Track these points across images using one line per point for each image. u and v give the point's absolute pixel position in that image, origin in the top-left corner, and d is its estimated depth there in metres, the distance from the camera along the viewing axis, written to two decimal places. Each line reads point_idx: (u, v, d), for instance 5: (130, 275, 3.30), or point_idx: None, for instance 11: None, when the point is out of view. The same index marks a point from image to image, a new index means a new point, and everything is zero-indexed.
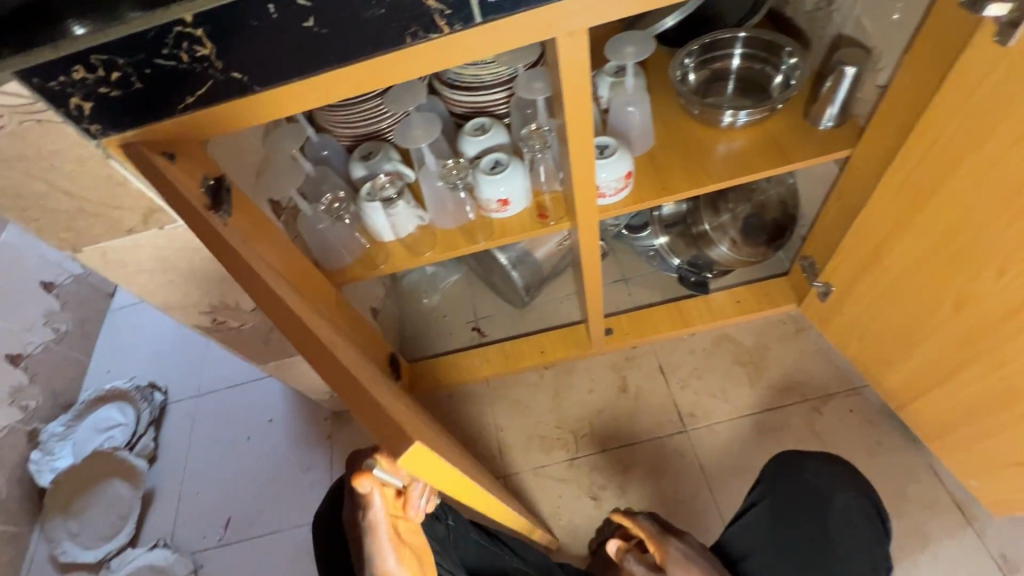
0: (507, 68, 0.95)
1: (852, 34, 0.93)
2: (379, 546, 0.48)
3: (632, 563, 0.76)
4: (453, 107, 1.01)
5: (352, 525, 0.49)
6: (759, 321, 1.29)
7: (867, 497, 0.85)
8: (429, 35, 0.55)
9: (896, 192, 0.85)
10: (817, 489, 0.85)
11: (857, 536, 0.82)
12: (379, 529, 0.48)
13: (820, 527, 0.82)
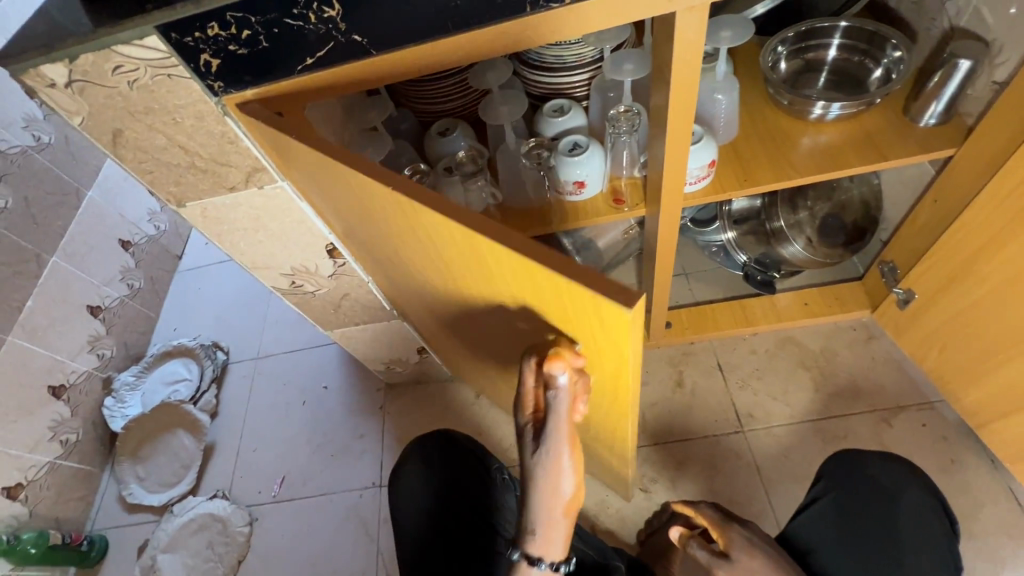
0: (591, 49, 0.94)
1: (967, 27, 0.87)
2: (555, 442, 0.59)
3: (695, 549, 0.73)
4: (531, 87, 1.00)
5: (530, 409, 0.60)
6: (828, 326, 1.25)
7: (933, 494, 0.81)
8: (549, 4, 0.55)
9: (1005, 197, 0.80)
10: (880, 487, 0.82)
11: (925, 535, 0.78)
12: (559, 426, 0.58)
13: (887, 527, 0.79)
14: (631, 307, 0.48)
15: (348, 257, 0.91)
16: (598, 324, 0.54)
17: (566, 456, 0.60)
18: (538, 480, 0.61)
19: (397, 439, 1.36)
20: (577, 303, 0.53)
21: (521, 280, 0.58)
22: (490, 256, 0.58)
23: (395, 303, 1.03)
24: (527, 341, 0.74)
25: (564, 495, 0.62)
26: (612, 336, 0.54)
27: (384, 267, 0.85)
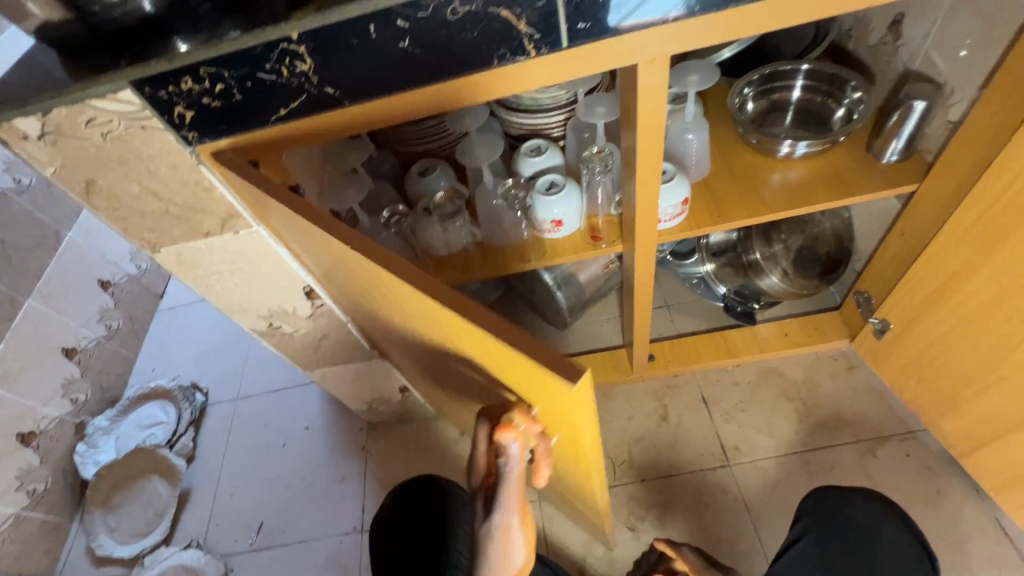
0: (566, 92, 0.96)
1: (920, 70, 0.92)
2: (501, 512, 0.61)
3: None
4: (510, 128, 1.03)
5: (483, 473, 0.63)
6: (809, 356, 1.26)
7: (909, 529, 0.81)
8: (516, 58, 0.56)
9: (967, 231, 0.83)
10: (860, 524, 0.82)
11: (905, 573, 0.78)
12: (511, 488, 0.60)
13: (868, 564, 0.78)
14: (574, 382, 0.49)
15: (325, 298, 0.91)
16: (548, 395, 0.56)
17: (509, 528, 0.62)
18: (482, 547, 0.62)
19: (379, 481, 1.33)
20: (527, 373, 0.54)
21: (483, 351, 0.59)
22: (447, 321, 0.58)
23: (375, 343, 1.02)
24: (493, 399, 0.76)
25: (506, 568, 0.63)
26: (567, 408, 0.56)
27: (359, 305, 0.84)
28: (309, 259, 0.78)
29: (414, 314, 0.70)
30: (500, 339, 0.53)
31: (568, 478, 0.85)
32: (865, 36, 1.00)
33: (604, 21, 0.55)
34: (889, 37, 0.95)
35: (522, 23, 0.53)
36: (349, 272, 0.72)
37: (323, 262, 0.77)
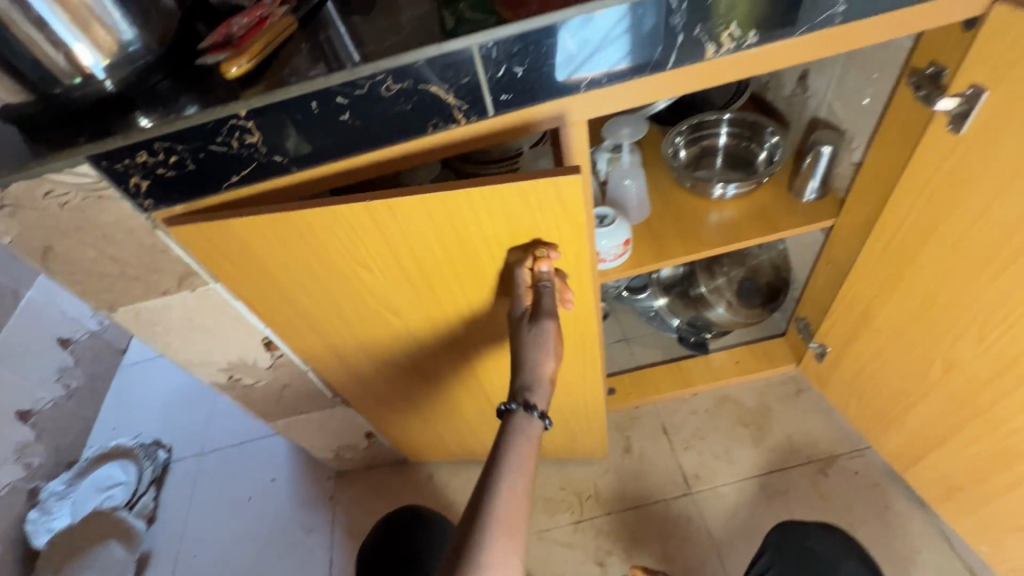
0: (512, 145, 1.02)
1: (826, 118, 1.02)
2: (548, 313, 0.71)
3: None
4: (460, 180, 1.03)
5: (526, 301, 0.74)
6: (760, 382, 1.31)
7: (867, 565, 0.84)
8: (448, 125, 0.62)
9: (878, 260, 0.91)
10: (820, 556, 0.86)
11: None
12: (548, 301, 0.72)
13: None
14: (574, 176, 0.64)
15: (284, 348, 0.93)
16: (556, 218, 0.68)
17: (553, 329, 0.71)
18: (529, 348, 0.70)
19: (348, 530, 1.31)
20: (538, 204, 0.66)
21: (487, 223, 0.68)
22: (446, 212, 0.66)
23: (336, 391, 1.04)
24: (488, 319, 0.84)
25: (548, 368, 0.70)
26: (567, 226, 0.69)
27: (331, 343, 0.88)
28: (275, 308, 0.80)
29: (410, 275, 0.75)
30: (518, 184, 0.64)
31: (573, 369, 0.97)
32: (779, 88, 1.11)
33: (525, 92, 0.61)
34: (798, 89, 1.06)
35: (450, 97, 0.60)
36: (336, 279, 0.75)
37: (301, 301, 0.79)
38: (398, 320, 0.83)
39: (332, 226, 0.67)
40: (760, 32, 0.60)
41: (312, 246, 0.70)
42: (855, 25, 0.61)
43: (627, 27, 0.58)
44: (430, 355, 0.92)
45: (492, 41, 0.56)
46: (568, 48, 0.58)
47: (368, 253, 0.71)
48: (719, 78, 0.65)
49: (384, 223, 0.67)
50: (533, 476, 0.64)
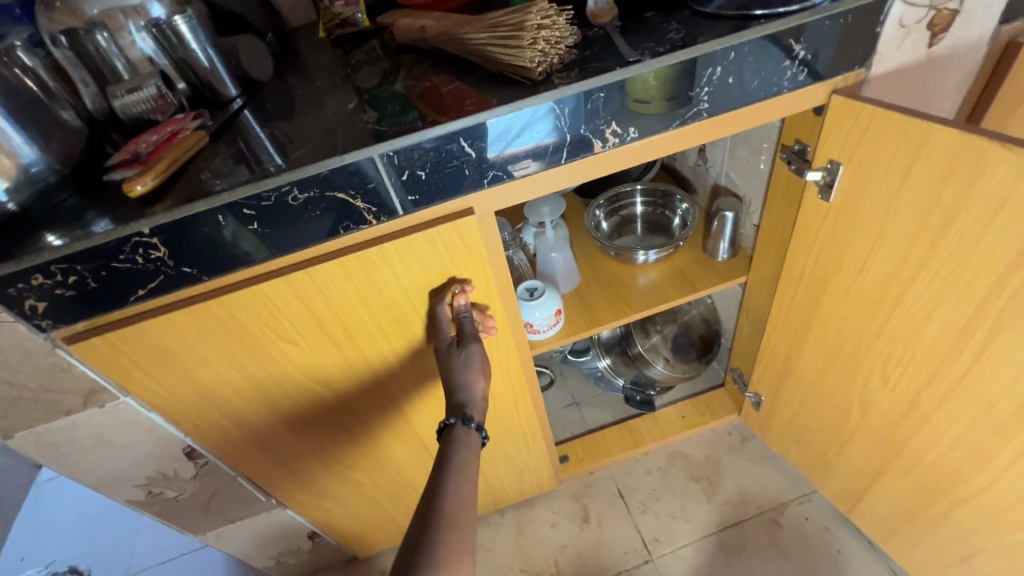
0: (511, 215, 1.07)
1: (726, 184, 1.12)
2: (472, 336, 0.73)
3: None
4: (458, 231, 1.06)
5: (449, 333, 0.74)
6: (706, 434, 1.33)
7: None
8: (360, 227, 0.65)
9: (787, 312, 0.97)
10: None
11: None
12: (471, 328, 0.73)
13: None
14: (472, 213, 0.67)
15: (209, 455, 0.87)
16: (464, 259, 0.70)
17: (479, 351, 0.73)
18: (459, 372, 0.71)
19: None
20: (445, 248, 0.68)
21: (400, 276, 0.69)
22: (361, 273, 0.67)
23: (270, 493, 0.98)
24: (413, 370, 0.83)
25: (480, 387, 0.71)
26: (476, 265, 0.71)
27: (265, 439, 0.85)
28: (197, 412, 0.77)
29: (336, 339, 0.74)
30: (423, 232, 0.66)
31: (505, 405, 0.97)
32: (685, 159, 1.22)
33: (431, 192, 0.64)
34: (700, 161, 1.17)
35: (358, 202, 0.63)
36: (262, 360, 0.74)
37: (228, 397, 0.77)
38: (333, 395, 0.82)
39: (249, 303, 0.66)
40: (639, 127, 0.67)
41: (233, 331, 0.69)
42: (721, 117, 0.69)
43: (548, 112, 0.62)
44: (372, 428, 0.91)
45: (392, 150, 0.60)
46: (500, 129, 0.62)
47: (290, 324, 0.70)
48: (612, 166, 0.71)
49: (304, 291, 0.67)
50: (478, 482, 0.63)
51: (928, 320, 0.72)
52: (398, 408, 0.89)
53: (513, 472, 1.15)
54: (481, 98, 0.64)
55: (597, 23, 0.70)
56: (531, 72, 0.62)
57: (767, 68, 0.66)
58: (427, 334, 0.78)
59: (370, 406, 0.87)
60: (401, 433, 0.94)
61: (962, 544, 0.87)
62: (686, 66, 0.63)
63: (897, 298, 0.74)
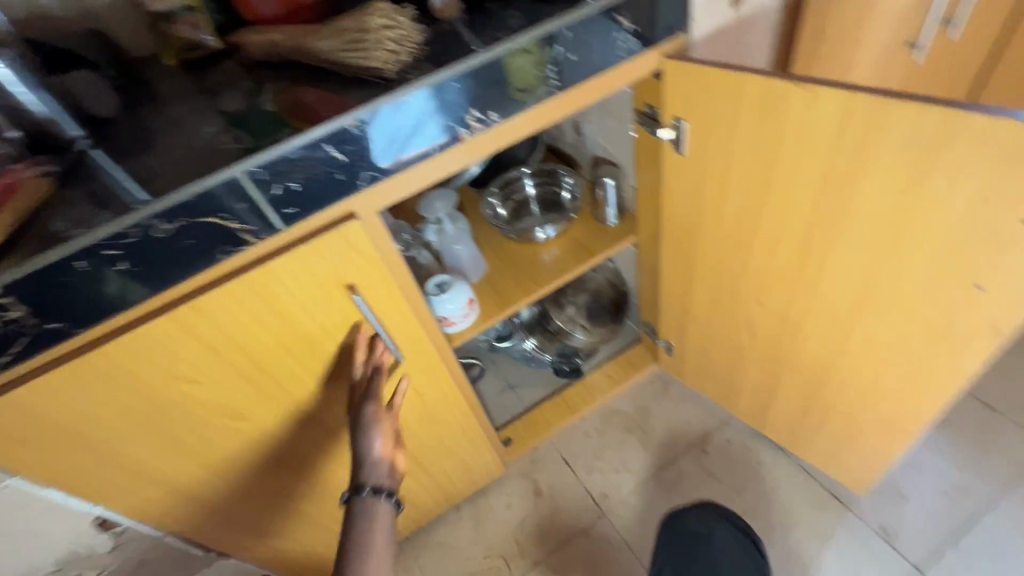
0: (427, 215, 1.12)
1: (603, 154, 1.20)
2: (372, 394, 0.82)
3: None
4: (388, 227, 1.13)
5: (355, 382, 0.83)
6: (633, 388, 1.42)
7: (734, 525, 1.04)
8: (240, 248, 0.64)
9: (674, 259, 1.07)
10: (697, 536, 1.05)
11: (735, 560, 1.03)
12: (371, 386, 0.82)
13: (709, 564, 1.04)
14: (353, 218, 0.68)
15: (125, 522, 0.82)
16: (356, 263, 0.71)
17: (376, 409, 0.82)
18: (357, 439, 0.82)
19: None
20: (333, 256, 0.69)
21: (294, 291, 0.69)
22: (250, 296, 0.66)
23: (207, 546, 0.93)
24: (330, 384, 0.82)
25: (377, 449, 0.81)
26: (369, 267, 0.72)
27: (187, 491, 0.81)
28: (99, 477, 0.72)
29: (241, 368, 0.72)
30: (308, 242, 0.66)
31: (434, 401, 0.98)
32: (565, 137, 1.29)
33: (308, 202, 0.64)
34: (577, 137, 1.24)
35: (233, 223, 0.62)
36: (163, 407, 0.70)
37: (132, 452, 0.73)
38: (251, 427, 0.80)
39: (136, 349, 0.63)
40: (499, 111, 0.72)
41: (124, 382, 0.65)
42: (573, 91, 0.75)
43: (433, 104, 0.66)
44: (301, 453, 0.89)
45: (256, 166, 0.59)
46: (389, 134, 0.65)
47: (188, 363, 0.68)
48: (482, 151, 0.75)
49: (194, 325, 0.65)
50: (386, 550, 0.77)
51: (777, 240, 0.83)
52: (324, 426, 0.87)
53: (459, 464, 1.17)
54: (341, 102, 0.65)
55: (444, 18, 0.73)
56: (384, 71, 0.65)
57: (602, 40, 0.73)
58: (336, 346, 0.78)
59: (294, 431, 0.85)
60: (333, 452, 0.93)
61: (845, 427, 1.00)
62: (542, 42, 0.68)
63: (752, 229, 0.85)
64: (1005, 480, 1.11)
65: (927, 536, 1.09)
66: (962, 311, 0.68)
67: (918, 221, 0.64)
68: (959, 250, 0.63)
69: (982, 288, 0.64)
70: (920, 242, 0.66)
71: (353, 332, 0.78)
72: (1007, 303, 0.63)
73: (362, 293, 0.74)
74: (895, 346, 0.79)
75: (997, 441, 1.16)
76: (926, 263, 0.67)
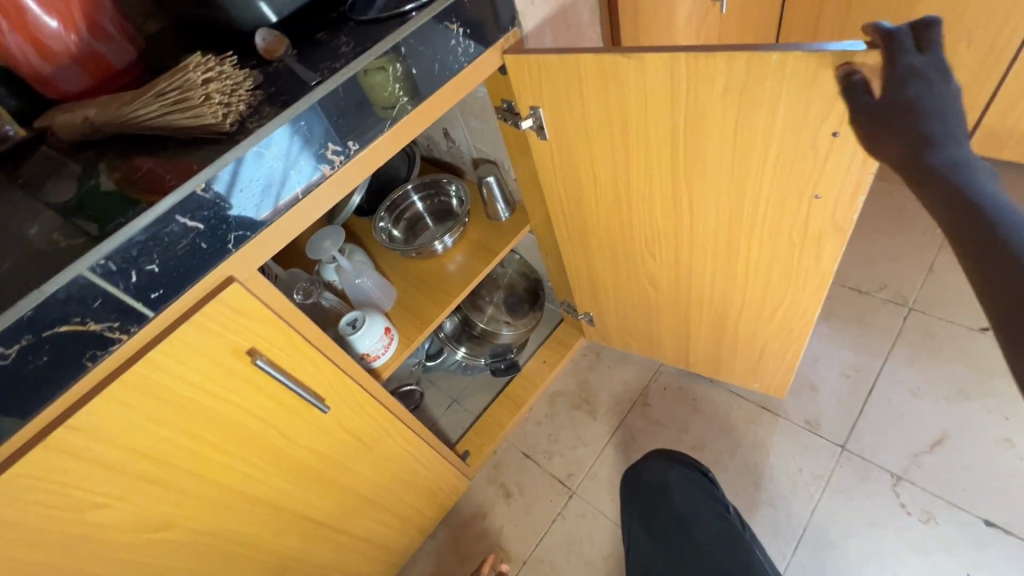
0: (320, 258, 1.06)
1: (479, 154, 1.22)
2: None
3: None
4: (283, 281, 1.06)
5: None
6: (569, 366, 1.47)
7: (680, 462, 1.09)
8: (109, 349, 0.57)
9: (571, 236, 1.11)
10: (650, 482, 1.08)
11: (691, 492, 1.05)
12: None
13: (669, 501, 1.05)
14: (230, 280, 0.64)
15: None
16: (251, 327, 0.67)
17: None
18: None
19: None
20: (221, 328, 0.64)
21: (185, 376, 0.63)
22: (137, 396, 0.60)
23: None
24: (259, 458, 0.77)
25: None
26: (264, 329, 0.68)
27: None
28: None
29: (150, 475, 0.65)
30: (187, 320, 0.61)
31: (378, 441, 0.95)
32: (438, 147, 1.29)
33: (176, 279, 0.60)
34: (449, 143, 1.25)
35: (92, 324, 0.55)
36: (69, 545, 0.62)
37: None
38: (184, 533, 0.73)
39: (14, 494, 0.55)
40: (358, 139, 0.71)
41: (11, 534, 0.57)
42: (426, 102, 0.76)
43: (295, 140, 0.64)
44: (250, 539, 0.82)
45: (103, 257, 0.54)
46: (260, 181, 0.63)
47: (84, 488, 0.60)
48: (351, 183, 0.73)
49: (78, 446, 0.58)
50: None
51: (651, 197, 0.89)
52: (267, 504, 0.82)
53: (424, 493, 1.14)
54: (184, 167, 0.60)
55: (273, 58, 0.70)
56: (220, 126, 0.61)
57: (440, 48, 0.74)
58: (254, 418, 0.73)
59: (234, 522, 0.78)
60: (286, 528, 0.87)
61: (754, 344, 1.10)
62: (387, 58, 0.69)
63: (627, 192, 0.91)
64: (886, 348, 1.29)
65: (844, 418, 1.23)
66: (809, 219, 0.78)
67: (754, 153, 0.72)
68: (792, 170, 0.72)
69: (818, 196, 0.73)
70: (762, 170, 0.74)
71: (269, 400, 0.73)
72: (841, 203, 0.72)
73: (266, 358, 0.70)
74: (768, 264, 0.89)
75: (873, 318, 1.34)
76: (771, 185, 0.76)
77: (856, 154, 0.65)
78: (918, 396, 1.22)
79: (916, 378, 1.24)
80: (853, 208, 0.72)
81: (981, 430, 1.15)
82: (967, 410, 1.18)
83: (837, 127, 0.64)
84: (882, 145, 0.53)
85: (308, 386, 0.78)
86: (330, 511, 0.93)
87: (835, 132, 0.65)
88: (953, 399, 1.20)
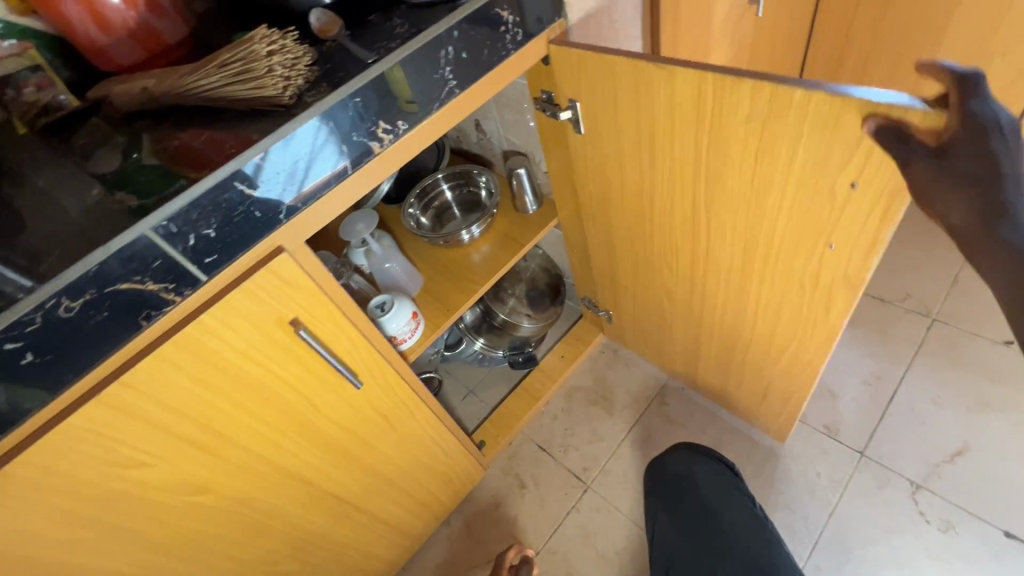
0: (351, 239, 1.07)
1: (510, 146, 1.23)
2: None
3: None
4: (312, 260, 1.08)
5: None
6: (587, 363, 1.47)
7: (706, 455, 1.09)
8: (163, 309, 0.59)
9: (599, 232, 1.12)
10: (675, 474, 1.09)
11: (717, 482, 1.05)
12: None
13: (693, 492, 1.06)
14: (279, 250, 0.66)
15: None
16: (296, 297, 0.69)
17: None
18: None
19: None
20: (268, 295, 0.66)
21: (231, 342, 0.65)
22: (186, 357, 0.61)
23: None
24: (292, 430, 0.78)
25: None
26: (309, 300, 0.70)
27: None
28: None
29: (190, 438, 0.67)
30: (237, 285, 0.62)
31: (404, 422, 0.96)
32: (469, 138, 1.31)
33: (229, 245, 0.61)
34: (481, 135, 1.27)
35: (150, 284, 0.57)
36: (111, 500, 0.63)
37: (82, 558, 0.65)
38: (216, 498, 0.74)
39: (66, 444, 0.57)
40: (406, 120, 0.72)
41: (60, 484, 0.58)
42: (472, 88, 0.78)
43: (326, 139, 0.65)
44: (277, 511, 0.83)
45: (164, 219, 0.55)
46: (289, 166, 0.63)
47: (130, 445, 0.62)
48: (395, 163, 0.74)
49: (127, 403, 0.59)
50: None
51: None
52: (295, 476, 0.83)
53: (441, 479, 1.15)
54: (241, 137, 0.62)
55: (327, 36, 0.72)
56: (280, 98, 0.63)
57: (489, 35, 0.76)
58: (290, 389, 0.74)
59: (263, 491, 0.80)
60: (310, 502, 0.88)
61: None
62: (429, 46, 0.69)
63: None
64: (908, 359, 1.29)
65: (863, 424, 1.23)
66: (822, 266, 0.76)
67: (772, 189, 0.72)
68: (810, 214, 0.71)
69: (832, 245, 0.72)
70: (779, 209, 0.74)
71: (306, 372, 0.75)
72: (856, 257, 0.71)
73: (308, 328, 0.71)
74: (780, 300, 0.88)
75: (894, 328, 1.34)
76: (787, 224, 0.75)
77: (873, 210, 0.63)
78: (939, 405, 1.22)
79: (937, 388, 1.24)
80: (865, 265, 0.71)
81: (1003, 443, 1.15)
82: (987, 420, 1.18)
83: (855, 179, 0.62)
84: (944, 206, 0.52)
85: (343, 360, 0.79)
86: (353, 489, 0.94)
87: (852, 183, 0.63)
88: (973, 410, 1.20)
